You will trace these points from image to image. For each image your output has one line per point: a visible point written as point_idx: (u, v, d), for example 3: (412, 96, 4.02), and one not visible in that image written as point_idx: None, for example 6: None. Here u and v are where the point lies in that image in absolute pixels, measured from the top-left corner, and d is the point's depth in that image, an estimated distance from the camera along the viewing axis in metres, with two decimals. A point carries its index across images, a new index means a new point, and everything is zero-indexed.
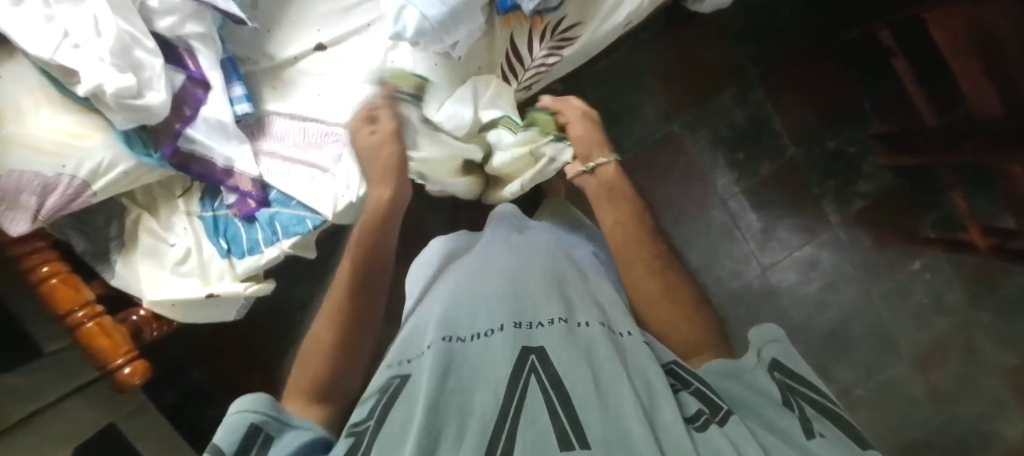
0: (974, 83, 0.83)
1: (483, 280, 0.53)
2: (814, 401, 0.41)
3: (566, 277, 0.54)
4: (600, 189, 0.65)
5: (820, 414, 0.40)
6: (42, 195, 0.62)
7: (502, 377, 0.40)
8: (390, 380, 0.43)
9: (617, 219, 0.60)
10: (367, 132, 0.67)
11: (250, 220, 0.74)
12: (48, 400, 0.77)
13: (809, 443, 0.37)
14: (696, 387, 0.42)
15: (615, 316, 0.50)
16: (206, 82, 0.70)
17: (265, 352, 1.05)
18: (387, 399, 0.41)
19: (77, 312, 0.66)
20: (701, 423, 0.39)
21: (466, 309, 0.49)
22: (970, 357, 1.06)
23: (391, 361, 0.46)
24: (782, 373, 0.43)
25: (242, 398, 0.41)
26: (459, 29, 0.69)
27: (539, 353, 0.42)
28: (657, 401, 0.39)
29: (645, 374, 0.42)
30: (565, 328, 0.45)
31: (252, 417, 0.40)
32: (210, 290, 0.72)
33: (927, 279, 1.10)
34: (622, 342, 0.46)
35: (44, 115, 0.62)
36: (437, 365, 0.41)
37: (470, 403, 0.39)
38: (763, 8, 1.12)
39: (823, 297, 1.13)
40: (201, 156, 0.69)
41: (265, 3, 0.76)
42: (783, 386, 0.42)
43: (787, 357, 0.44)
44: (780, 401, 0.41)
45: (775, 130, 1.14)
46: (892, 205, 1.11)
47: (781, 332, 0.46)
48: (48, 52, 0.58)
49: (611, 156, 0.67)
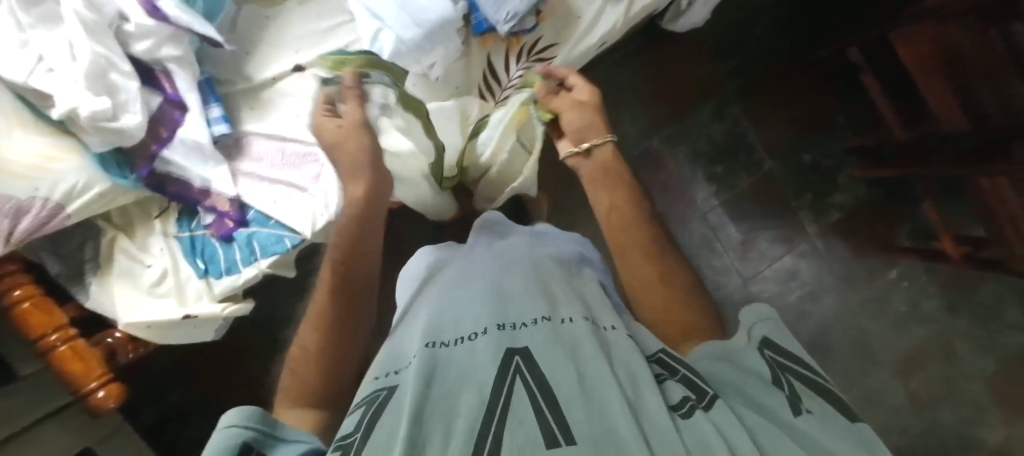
0: (940, 97, 0.85)
1: (467, 289, 0.52)
2: (804, 377, 0.41)
3: (550, 282, 0.53)
4: (597, 175, 0.60)
5: (812, 391, 0.40)
6: (14, 218, 0.61)
7: (487, 380, 0.39)
8: (378, 392, 0.42)
9: (612, 202, 0.58)
10: (333, 123, 0.64)
11: (228, 241, 0.74)
12: (20, 424, 0.74)
13: (797, 420, 0.37)
14: (683, 374, 0.41)
15: (600, 312, 0.49)
16: (183, 104, 0.70)
17: (246, 371, 1.04)
18: (374, 410, 0.39)
19: (50, 336, 0.65)
20: (687, 409, 0.37)
21: (450, 318, 0.48)
22: (950, 363, 1.09)
23: (374, 374, 0.45)
24: (773, 351, 0.43)
25: (233, 411, 0.41)
26: (437, 50, 0.71)
27: (523, 354, 0.41)
28: (641, 391, 0.38)
29: (629, 364, 0.41)
30: (548, 328, 0.44)
31: (242, 433, 0.39)
32: (188, 311, 0.72)
33: (904, 287, 1.12)
34: (607, 336, 0.45)
35: (17, 137, 0.62)
36: (422, 372, 0.40)
37: (455, 408, 0.37)
38: (736, 27, 1.15)
39: (804, 308, 1.14)
40: (177, 177, 0.70)
41: (243, 24, 0.77)
42: (772, 364, 0.42)
43: (776, 334, 0.44)
44: (770, 380, 0.40)
45: (752, 144, 1.17)
46: (868, 216, 1.14)
47: (773, 311, 0.47)
48: (22, 76, 0.59)
49: (609, 135, 0.61)
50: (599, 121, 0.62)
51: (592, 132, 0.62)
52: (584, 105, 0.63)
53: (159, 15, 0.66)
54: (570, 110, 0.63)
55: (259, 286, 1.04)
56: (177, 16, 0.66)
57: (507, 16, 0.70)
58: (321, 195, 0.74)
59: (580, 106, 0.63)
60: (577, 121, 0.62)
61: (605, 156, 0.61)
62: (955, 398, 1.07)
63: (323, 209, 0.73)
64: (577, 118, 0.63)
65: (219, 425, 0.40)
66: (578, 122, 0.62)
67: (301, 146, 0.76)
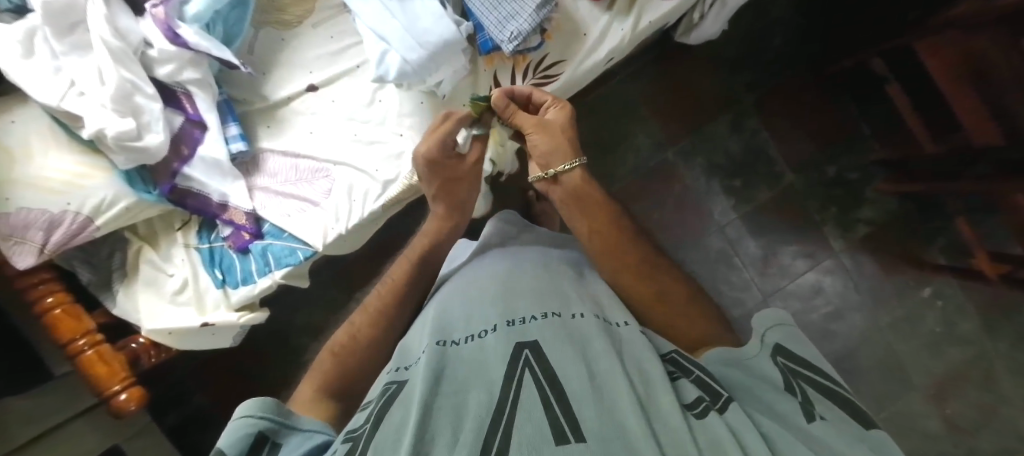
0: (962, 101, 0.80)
1: (478, 284, 0.53)
2: (815, 382, 0.43)
3: (560, 278, 0.55)
4: (567, 199, 0.59)
5: (821, 396, 0.42)
6: (48, 230, 0.66)
7: (496, 377, 0.40)
8: (387, 385, 0.43)
9: (589, 226, 0.57)
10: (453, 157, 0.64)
11: (244, 252, 0.77)
12: (49, 425, 0.79)
13: (809, 426, 0.39)
14: (696, 375, 0.43)
15: (610, 309, 0.50)
16: (203, 123, 0.74)
17: (265, 376, 1.08)
18: (383, 402, 0.40)
19: (78, 341, 0.69)
20: (701, 409, 0.39)
21: (461, 312, 0.49)
22: (988, 388, 1.04)
23: (390, 367, 0.46)
24: (785, 358, 0.45)
25: (247, 401, 0.43)
26: (440, 70, 0.73)
27: (533, 347, 0.42)
28: (652, 388, 0.40)
29: (640, 362, 0.42)
30: (558, 323, 0.45)
31: (258, 423, 0.42)
32: (205, 319, 0.76)
33: (938, 306, 1.07)
34: (618, 332, 0.46)
35: (51, 157, 0.67)
36: (431, 368, 0.41)
37: (464, 403, 0.38)
38: (755, 37, 1.13)
39: (829, 326, 1.10)
40: (198, 191, 0.74)
41: (260, 47, 0.81)
42: (785, 370, 0.44)
43: (788, 341, 0.46)
44: (783, 386, 0.43)
45: (772, 157, 1.14)
46: (899, 232, 1.09)
47: (787, 316, 0.48)
48: (55, 100, 0.63)
49: (577, 160, 0.59)
50: (566, 140, 0.59)
51: (558, 154, 0.59)
52: (551, 126, 0.60)
53: (180, 41, 0.71)
54: (535, 131, 0.59)
55: (275, 295, 1.08)
56: (196, 43, 0.71)
57: (511, 35, 0.71)
58: (333, 209, 0.77)
59: (545, 126, 0.59)
60: (543, 143, 0.59)
61: (575, 181, 0.59)
62: (992, 424, 1.03)
63: (334, 222, 0.77)
64: (542, 140, 0.59)
65: (235, 414, 0.43)
66: (544, 144, 0.59)
67: (314, 162, 0.79)
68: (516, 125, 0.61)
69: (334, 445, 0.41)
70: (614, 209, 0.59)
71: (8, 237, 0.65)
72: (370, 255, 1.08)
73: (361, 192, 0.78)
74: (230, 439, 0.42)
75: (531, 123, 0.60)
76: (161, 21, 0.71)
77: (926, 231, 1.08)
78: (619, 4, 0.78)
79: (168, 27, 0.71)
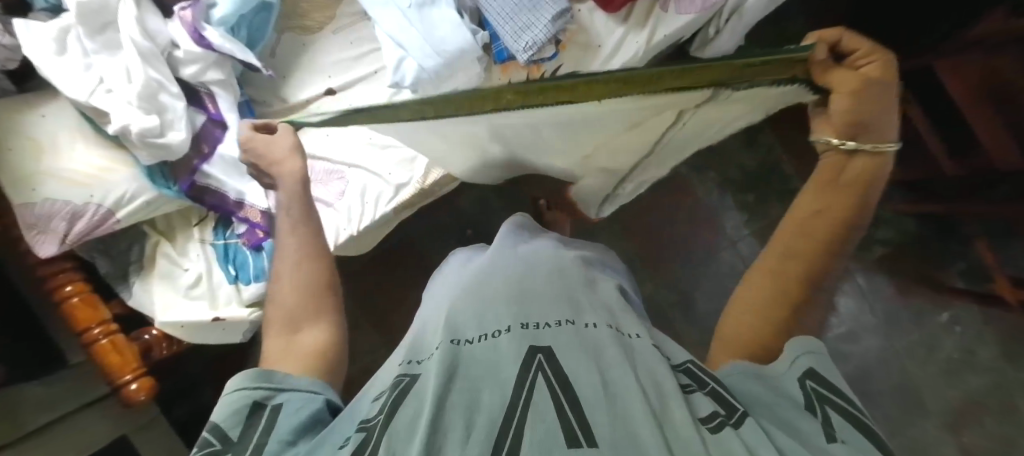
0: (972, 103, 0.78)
1: (492, 282, 0.53)
2: (843, 410, 0.39)
3: (569, 281, 0.54)
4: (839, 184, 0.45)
5: (848, 424, 0.38)
6: (71, 221, 0.69)
7: (508, 378, 0.40)
8: (401, 377, 0.43)
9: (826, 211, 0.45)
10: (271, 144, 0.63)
11: (258, 249, 0.79)
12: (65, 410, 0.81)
13: (828, 446, 0.35)
14: (711, 387, 0.41)
15: (624, 318, 0.50)
16: (223, 122, 0.77)
17: None
18: (397, 394, 0.41)
19: (93, 329, 0.71)
20: (716, 424, 0.37)
21: (473, 311, 0.49)
22: (1007, 418, 1.01)
23: (403, 360, 0.47)
24: (815, 382, 0.40)
25: (239, 375, 0.45)
26: (455, 76, 0.75)
27: (546, 352, 0.42)
28: (666, 399, 0.38)
29: (655, 374, 0.41)
30: (573, 330, 0.45)
31: (253, 393, 0.43)
32: (217, 314, 0.77)
33: (956, 332, 1.05)
34: (632, 342, 0.46)
35: (78, 150, 0.70)
36: (445, 364, 0.41)
37: (478, 401, 0.38)
38: None
39: (842, 348, 1.07)
40: (215, 189, 0.76)
41: (281, 51, 0.84)
42: (812, 395, 0.40)
43: (823, 367, 0.41)
44: (804, 406, 0.39)
45: (787, 173, 1.11)
46: (915, 255, 1.07)
47: (819, 344, 0.43)
48: (84, 96, 0.66)
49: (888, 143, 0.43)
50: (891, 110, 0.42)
51: (875, 132, 0.42)
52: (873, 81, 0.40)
53: (205, 43, 0.74)
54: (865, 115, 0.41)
55: None
56: (221, 45, 0.74)
57: (525, 45, 0.73)
58: (345, 210, 0.78)
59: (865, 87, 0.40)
60: (875, 117, 0.41)
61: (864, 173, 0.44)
62: None
63: (346, 223, 0.78)
64: (876, 112, 0.41)
65: (225, 390, 0.44)
66: (874, 121, 0.42)
67: (330, 164, 0.81)
68: (828, 89, 0.41)
69: (333, 435, 0.40)
70: (831, 201, 0.45)
71: (32, 227, 0.67)
72: (382, 256, 1.10)
73: (373, 194, 0.79)
74: (224, 414, 0.42)
75: (847, 115, 0.41)
76: (188, 23, 0.74)
77: (944, 254, 1.06)
78: (635, 16, 0.78)
79: (194, 29, 0.74)
